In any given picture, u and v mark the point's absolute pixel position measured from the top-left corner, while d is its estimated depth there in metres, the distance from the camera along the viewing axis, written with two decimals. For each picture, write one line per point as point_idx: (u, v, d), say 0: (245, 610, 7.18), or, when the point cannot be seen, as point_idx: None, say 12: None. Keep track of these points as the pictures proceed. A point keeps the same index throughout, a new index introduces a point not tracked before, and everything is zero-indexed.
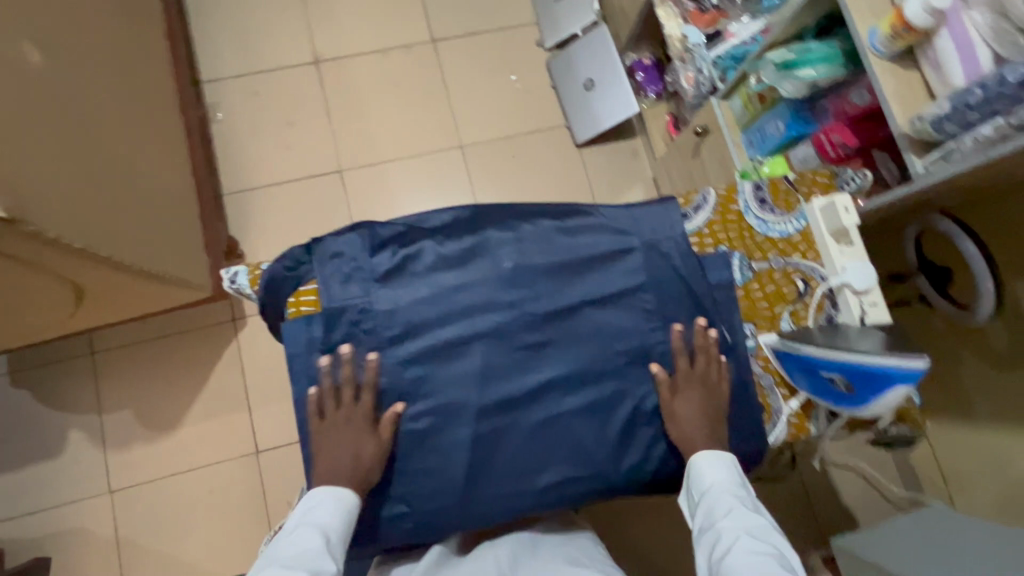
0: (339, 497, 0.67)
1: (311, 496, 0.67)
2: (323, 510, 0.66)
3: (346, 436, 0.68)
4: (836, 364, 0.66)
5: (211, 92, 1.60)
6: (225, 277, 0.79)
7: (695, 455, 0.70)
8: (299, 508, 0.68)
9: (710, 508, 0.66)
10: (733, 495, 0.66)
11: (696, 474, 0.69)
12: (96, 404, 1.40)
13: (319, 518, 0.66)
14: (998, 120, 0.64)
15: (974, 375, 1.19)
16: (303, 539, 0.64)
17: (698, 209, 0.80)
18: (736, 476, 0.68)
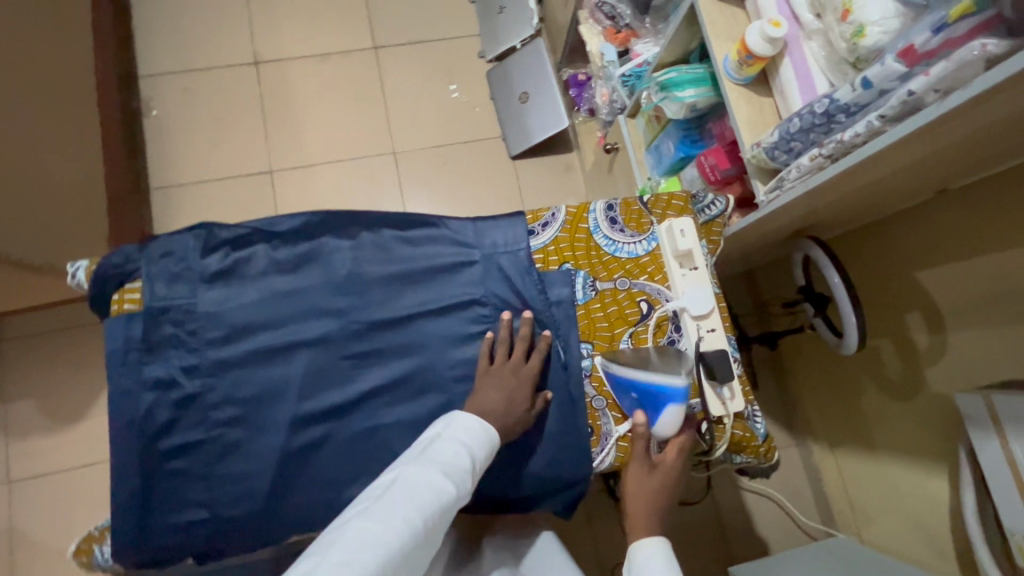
0: (489, 437, 0.67)
1: (469, 422, 0.66)
2: (478, 442, 0.66)
3: (507, 389, 0.70)
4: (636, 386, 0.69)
5: (147, 87, 1.61)
6: (69, 272, 0.77)
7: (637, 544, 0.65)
8: (452, 422, 0.66)
9: None
10: None
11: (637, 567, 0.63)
12: (1, 393, 1.39)
13: (470, 440, 0.65)
14: (814, 151, 0.64)
15: (878, 405, 1.15)
16: (458, 453, 0.63)
17: (546, 226, 0.79)
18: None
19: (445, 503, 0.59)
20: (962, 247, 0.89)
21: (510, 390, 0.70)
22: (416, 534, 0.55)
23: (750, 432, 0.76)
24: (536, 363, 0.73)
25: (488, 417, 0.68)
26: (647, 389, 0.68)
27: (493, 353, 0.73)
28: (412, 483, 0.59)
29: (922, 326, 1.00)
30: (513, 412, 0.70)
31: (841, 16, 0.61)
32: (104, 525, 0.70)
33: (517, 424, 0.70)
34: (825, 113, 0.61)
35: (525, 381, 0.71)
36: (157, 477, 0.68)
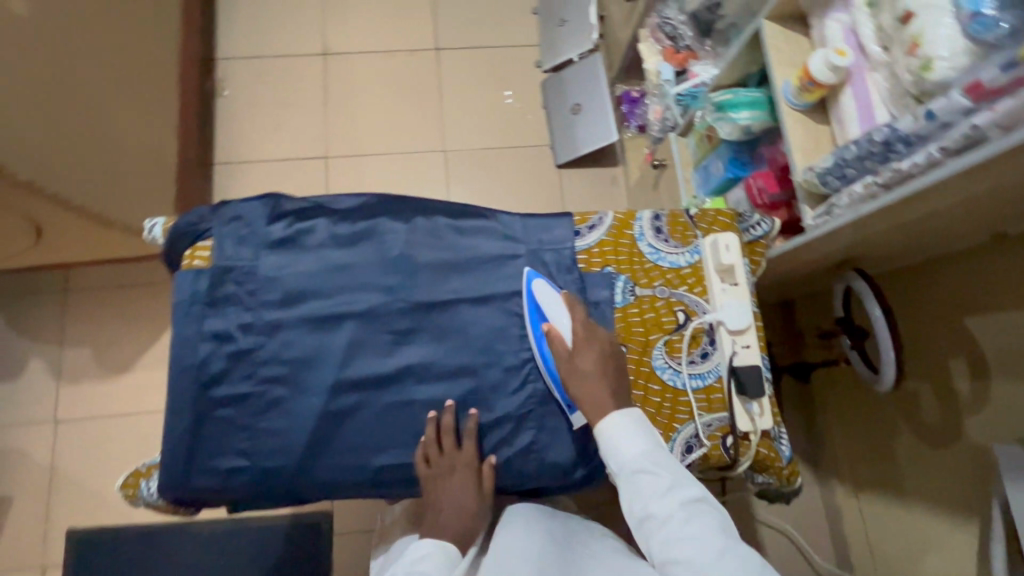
0: (446, 553, 0.71)
1: (419, 548, 0.71)
2: (431, 563, 0.69)
3: (454, 489, 0.73)
4: (539, 344, 0.75)
5: (222, 69, 1.71)
6: (146, 227, 0.83)
7: (599, 429, 0.69)
8: (406, 557, 0.71)
9: (632, 484, 0.66)
10: (654, 459, 0.67)
11: (610, 450, 0.68)
12: (59, 337, 1.49)
13: (424, 567, 0.69)
14: (868, 178, 0.65)
15: (910, 449, 1.13)
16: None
17: (592, 228, 0.81)
18: (651, 441, 0.67)
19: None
20: (1013, 296, 0.88)
21: (458, 490, 0.73)
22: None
23: (775, 453, 0.77)
24: (470, 448, 0.74)
25: (442, 527, 0.73)
26: (536, 334, 0.75)
27: (428, 453, 0.74)
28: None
29: (965, 373, 0.98)
30: (465, 517, 0.74)
31: (909, 49, 0.62)
32: (152, 463, 0.76)
33: (476, 516, 0.75)
34: (883, 141, 0.62)
35: (468, 467, 0.73)
36: (204, 423, 0.73)
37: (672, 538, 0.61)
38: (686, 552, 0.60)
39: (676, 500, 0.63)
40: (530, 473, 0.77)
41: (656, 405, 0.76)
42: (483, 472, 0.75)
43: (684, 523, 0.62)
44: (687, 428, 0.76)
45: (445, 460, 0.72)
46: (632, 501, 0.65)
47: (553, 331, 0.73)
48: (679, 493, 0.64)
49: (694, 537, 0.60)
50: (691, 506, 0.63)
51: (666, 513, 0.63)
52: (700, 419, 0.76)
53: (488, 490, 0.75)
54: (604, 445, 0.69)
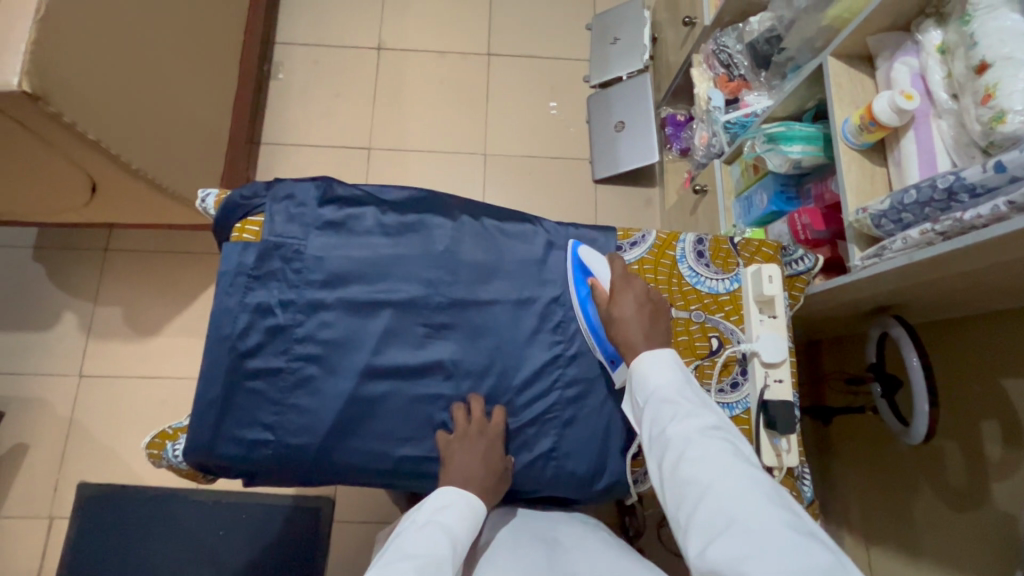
0: (472, 505, 0.67)
1: (443, 497, 0.67)
2: (455, 516, 0.65)
3: (475, 452, 0.71)
4: (584, 305, 0.77)
5: (279, 53, 1.76)
6: (200, 197, 0.85)
7: (635, 362, 0.66)
8: (427, 505, 0.66)
9: (655, 412, 0.61)
10: (681, 391, 0.62)
11: (639, 379, 0.65)
12: (94, 295, 1.53)
13: (448, 519, 0.64)
14: (926, 225, 0.64)
15: (930, 507, 1.09)
16: (435, 538, 0.61)
17: (634, 245, 0.82)
18: (681, 374, 0.63)
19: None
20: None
21: (479, 452, 0.71)
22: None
23: (798, 492, 0.75)
24: (499, 420, 0.74)
25: (467, 478, 0.69)
26: (579, 294, 0.77)
27: (453, 425, 0.74)
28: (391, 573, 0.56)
29: (997, 436, 0.96)
30: (492, 470, 0.71)
31: (982, 99, 0.61)
32: (180, 426, 0.77)
33: (499, 486, 0.72)
34: (947, 189, 0.61)
35: (492, 442, 0.72)
36: (234, 393, 0.74)
37: (682, 458, 0.55)
38: (694, 472, 0.54)
39: (694, 424, 0.58)
40: (547, 482, 0.77)
41: None
42: (507, 457, 0.74)
43: (698, 445, 0.56)
44: None
45: (470, 428, 0.72)
46: (650, 425, 0.61)
47: (597, 284, 0.74)
48: (699, 420, 0.58)
49: (709, 462, 0.54)
50: (709, 432, 0.57)
51: (681, 435, 0.57)
52: None
53: (509, 467, 0.73)
54: (633, 376, 0.66)
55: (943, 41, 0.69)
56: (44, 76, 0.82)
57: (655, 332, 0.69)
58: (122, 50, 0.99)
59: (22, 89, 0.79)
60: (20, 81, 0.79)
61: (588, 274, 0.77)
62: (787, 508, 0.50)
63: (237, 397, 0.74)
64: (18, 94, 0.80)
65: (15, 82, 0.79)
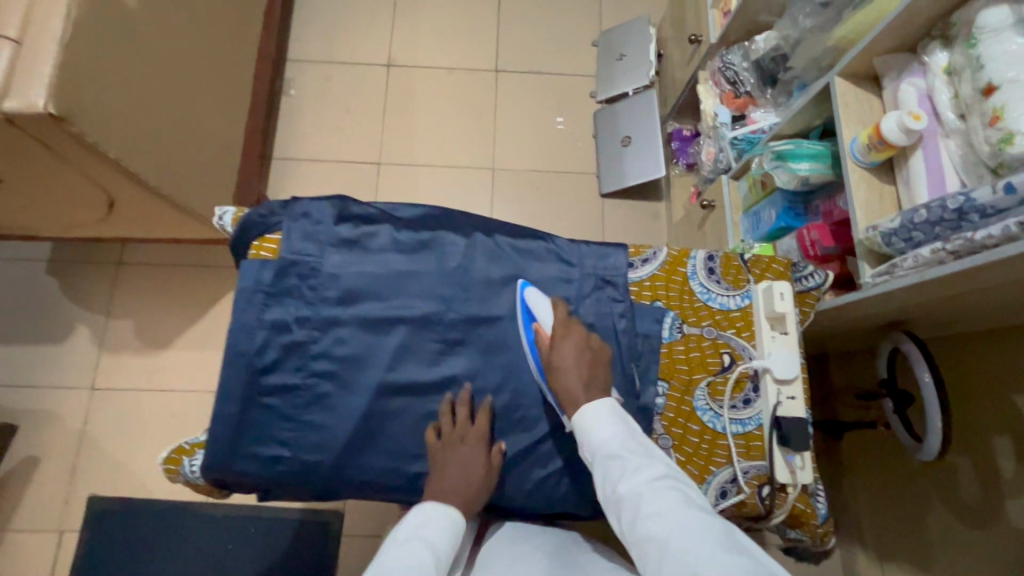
0: (449, 518, 0.69)
1: (422, 513, 0.68)
2: (435, 530, 0.67)
3: (464, 460, 0.72)
4: (530, 348, 0.76)
5: (291, 69, 1.79)
6: (217, 214, 0.87)
7: (574, 419, 0.68)
8: (408, 521, 0.69)
9: (605, 469, 0.63)
10: (624, 445, 0.64)
11: (583, 437, 0.66)
12: (107, 308, 1.55)
13: (429, 535, 0.66)
14: (937, 243, 0.64)
15: (944, 523, 1.08)
16: (415, 553, 0.63)
17: (645, 262, 0.83)
18: (621, 427, 0.65)
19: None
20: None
21: (468, 458, 0.72)
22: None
23: (812, 509, 0.75)
24: (482, 421, 0.75)
25: (451, 492, 0.70)
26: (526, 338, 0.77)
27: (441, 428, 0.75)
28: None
29: (1011, 452, 0.96)
30: (475, 474, 0.72)
31: (990, 120, 0.63)
32: (196, 442, 0.78)
33: (485, 486, 0.73)
34: (958, 209, 0.62)
35: (477, 442, 0.73)
36: (251, 410, 0.75)
37: (640, 517, 0.57)
38: (652, 530, 0.55)
39: (643, 479, 0.60)
40: (561, 499, 0.77)
41: (693, 445, 0.76)
42: (491, 454, 0.74)
43: (652, 501, 0.58)
44: (724, 472, 0.75)
45: (453, 434, 0.73)
46: (603, 485, 0.62)
47: (540, 330, 0.75)
48: (649, 474, 0.60)
49: (665, 514, 0.56)
50: (660, 485, 0.59)
51: (634, 493, 0.59)
52: (739, 464, 0.75)
53: (493, 465, 0.74)
54: (576, 434, 0.67)
55: (950, 62, 0.71)
56: (68, 98, 0.84)
57: (593, 381, 0.70)
58: (141, 71, 1.02)
59: (47, 111, 0.81)
60: (46, 103, 0.81)
61: (532, 318, 0.77)
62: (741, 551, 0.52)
63: (254, 413, 0.75)
64: (44, 116, 0.82)
65: (41, 104, 0.81)
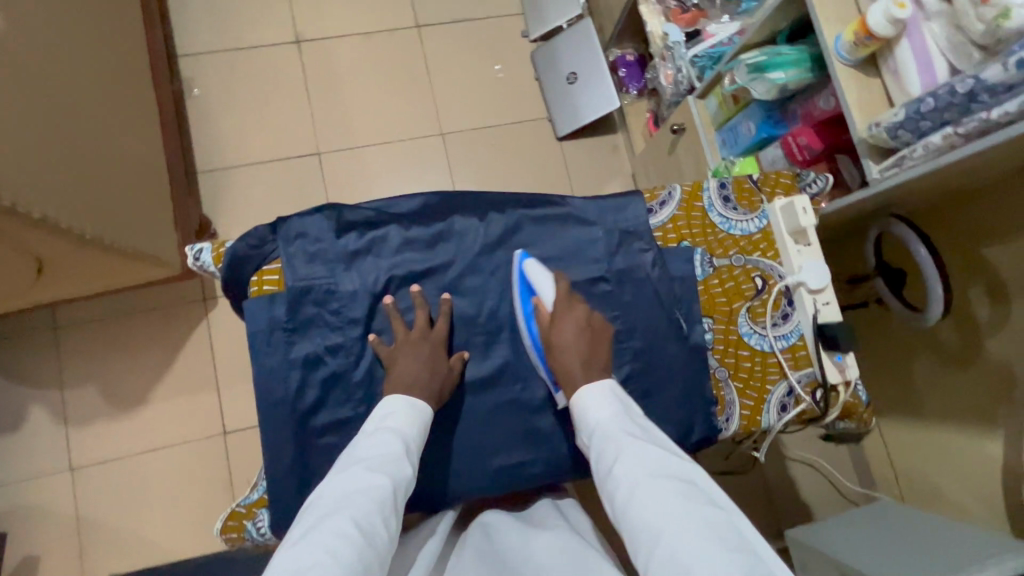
0: (415, 407, 0.65)
1: (387, 405, 0.64)
2: (402, 419, 0.63)
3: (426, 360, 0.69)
4: (527, 321, 0.73)
5: (187, 67, 1.57)
6: (190, 254, 0.76)
7: (574, 396, 0.65)
8: (373, 414, 0.65)
9: (600, 450, 0.60)
10: (623, 427, 0.61)
11: (580, 415, 0.64)
12: (58, 380, 1.37)
13: (399, 424, 0.63)
14: (948, 129, 0.67)
15: (931, 373, 1.20)
16: (385, 441, 0.60)
17: (663, 204, 0.81)
18: (620, 406, 0.63)
19: (386, 495, 0.55)
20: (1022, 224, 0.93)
21: (428, 354, 0.69)
22: (369, 535, 0.51)
23: (857, 399, 0.80)
24: (442, 326, 0.72)
25: (411, 382, 0.67)
26: (524, 312, 0.73)
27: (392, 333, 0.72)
28: (344, 486, 0.55)
29: (984, 298, 1.03)
30: (437, 372, 0.69)
31: None
32: (250, 502, 0.71)
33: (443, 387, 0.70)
34: (967, 92, 0.63)
35: (438, 340, 0.71)
36: (308, 456, 0.69)
37: (632, 501, 0.54)
38: (646, 517, 0.52)
39: (639, 462, 0.56)
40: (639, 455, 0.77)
41: (747, 370, 0.79)
42: (452, 361, 0.72)
43: (648, 483, 0.54)
44: (780, 387, 0.79)
45: (412, 333, 0.71)
46: (597, 465, 0.59)
47: (540, 304, 0.72)
48: (647, 456, 0.57)
49: (659, 501, 0.53)
50: (658, 470, 0.55)
51: (627, 474, 0.56)
52: (792, 376, 0.78)
53: (454, 369, 0.72)
54: (575, 413, 0.65)
55: None
56: None
57: (592, 360, 0.67)
58: (31, 106, 0.85)
59: None
60: None
61: (532, 292, 0.73)
62: (737, 546, 0.48)
63: (309, 458, 0.69)
64: None
65: None
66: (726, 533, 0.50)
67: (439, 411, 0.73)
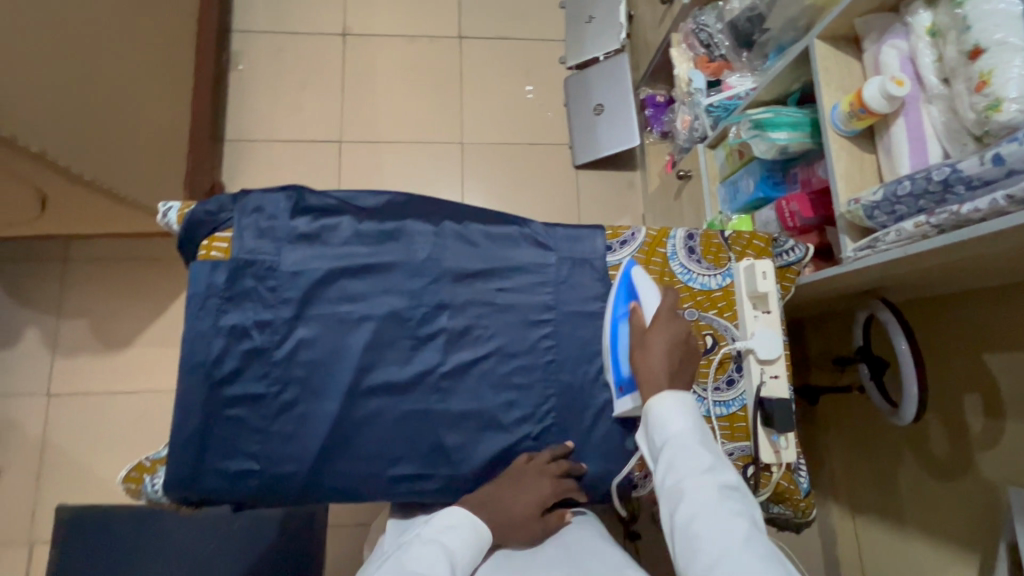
0: (477, 528, 0.67)
1: (450, 518, 0.67)
2: (460, 539, 0.65)
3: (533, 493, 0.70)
4: (616, 322, 0.75)
5: (237, 42, 1.66)
6: (159, 210, 0.78)
7: (656, 397, 0.66)
8: (431, 524, 0.67)
9: (671, 461, 0.61)
10: (696, 445, 0.62)
11: (657, 418, 0.65)
12: (56, 308, 1.45)
13: (453, 544, 0.64)
14: (921, 217, 0.63)
15: (912, 476, 1.08)
16: (436, 557, 0.62)
17: (624, 244, 0.79)
18: (699, 423, 0.64)
19: None
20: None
21: (531, 489, 0.70)
22: None
23: (795, 485, 0.75)
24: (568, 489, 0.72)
25: None
26: (617, 312, 0.75)
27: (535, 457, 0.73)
28: None
29: (979, 408, 0.94)
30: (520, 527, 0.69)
31: (976, 86, 0.59)
32: (157, 457, 0.73)
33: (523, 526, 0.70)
34: (943, 181, 0.60)
35: None
36: (215, 422, 0.70)
37: (696, 519, 0.56)
38: (710, 538, 0.54)
39: (710, 484, 0.58)
40: None
41: None
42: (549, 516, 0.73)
43: (717, 509, 0.56)
44: None
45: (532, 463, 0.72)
46: (666, 473, 0.61)
47: (637, 310, 0.73)
48: (716, 480, 0.58)
49: (724, 530, 0.54)
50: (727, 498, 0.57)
51: (699, 493, 0.58)
52: (723, 446, 0.75)
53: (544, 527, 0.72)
54: (650, 415, 0.66)
55: (934, 22, 0.66)
56: None
57: (678, 376, 0.68)
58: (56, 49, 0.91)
59: None
60: None
61: (632, 296, 0.75)
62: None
63: (218, 425, 0.70)
64: None
65: None
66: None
67: (348, 409, 0.72)
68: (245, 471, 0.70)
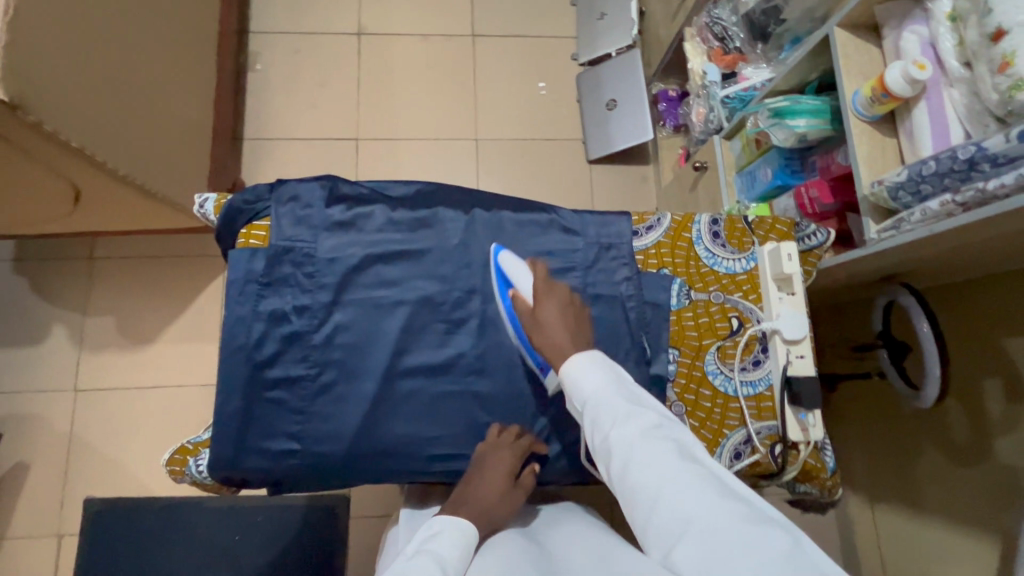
0: (462, 530, 0.64)
1: (431, 526, 0.64)
2: (445, 541, 0.62)
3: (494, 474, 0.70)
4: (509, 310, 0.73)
5: (255, 43, 1.69)
6: (196, 202, 0.79)
7: (563, 367, 0.62)
8: (416, 541, 0.64)
9: (592, 418, 0.57)
10: (612, 392, 0.58)
11: (569, 381, 0.60)
12: (82, 306, 1.48)
13: (440, 546, 0.61)
14: (947, 195, 0.64)
15: (930, 460, 1.10)
16: (424, 561, 0.58)
17: (650, 229, 0.81)
18: (609, 372, 0.60)
19: None
20: None
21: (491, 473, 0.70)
22: None
23: (821, 463, 0.77)
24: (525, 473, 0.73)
25: None
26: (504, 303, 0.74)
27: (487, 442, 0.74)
28: None
29: (999, 392, 0.95)
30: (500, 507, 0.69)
31: (998, 67, 0.61)
32: (199, 441, 0.75)
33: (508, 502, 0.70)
34: (968, 160, 0.61)
35: None
36: (256, 403, 0.72)
37: (629, 467, 0.52)
38: (647, 480, 0.51)
39: (634, 426, 0.55)
40: (576, 473, 0.77)
41: (706, 409, 0.77)
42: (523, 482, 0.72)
43: (644, 449, 0.53)
44: (737, 433, 0.76)
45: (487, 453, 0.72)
46: (591, 431, 0.57)
47: (518, 294, 0.71)
48: (638, 420, 0.55)
49: (656, 469, 0.51)
50: (652, 434, 0.54)
51: (624, 441, 0.54)
52: (752, 425, 0.76)
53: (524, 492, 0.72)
54: (562, 379, 0.62)
55: (953, 7, 0.68)
56: (19, 82, 0.78)
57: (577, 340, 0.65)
58: (93, 49, 0.94)
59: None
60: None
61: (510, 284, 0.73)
62: (736, 508, 0.48)
63: (259, 407, 0.72)
64: None
65: None
66: (725, 496, 0.49)
67: (384, 391, 0.74)
68: (286, 451, 0.72)
